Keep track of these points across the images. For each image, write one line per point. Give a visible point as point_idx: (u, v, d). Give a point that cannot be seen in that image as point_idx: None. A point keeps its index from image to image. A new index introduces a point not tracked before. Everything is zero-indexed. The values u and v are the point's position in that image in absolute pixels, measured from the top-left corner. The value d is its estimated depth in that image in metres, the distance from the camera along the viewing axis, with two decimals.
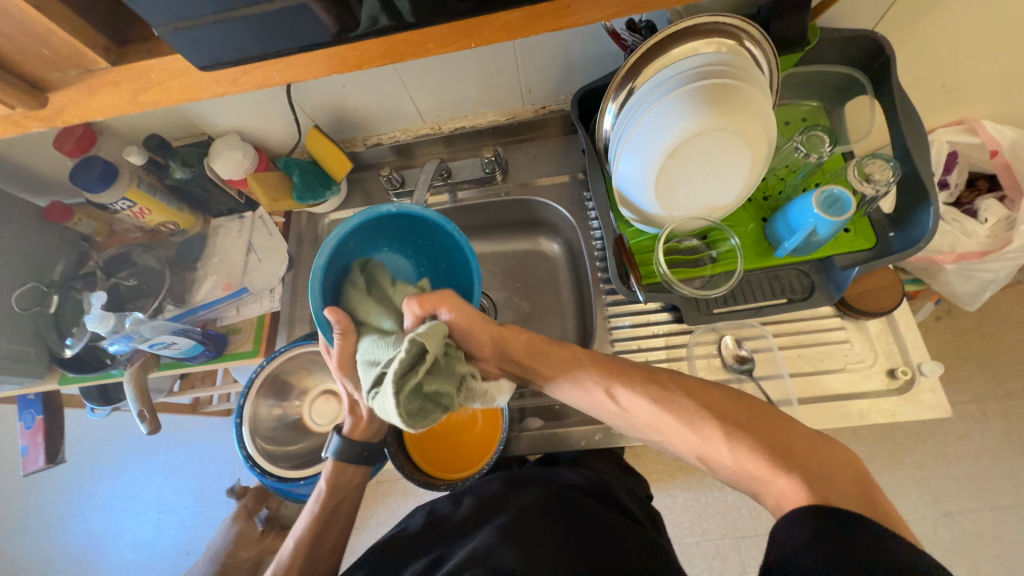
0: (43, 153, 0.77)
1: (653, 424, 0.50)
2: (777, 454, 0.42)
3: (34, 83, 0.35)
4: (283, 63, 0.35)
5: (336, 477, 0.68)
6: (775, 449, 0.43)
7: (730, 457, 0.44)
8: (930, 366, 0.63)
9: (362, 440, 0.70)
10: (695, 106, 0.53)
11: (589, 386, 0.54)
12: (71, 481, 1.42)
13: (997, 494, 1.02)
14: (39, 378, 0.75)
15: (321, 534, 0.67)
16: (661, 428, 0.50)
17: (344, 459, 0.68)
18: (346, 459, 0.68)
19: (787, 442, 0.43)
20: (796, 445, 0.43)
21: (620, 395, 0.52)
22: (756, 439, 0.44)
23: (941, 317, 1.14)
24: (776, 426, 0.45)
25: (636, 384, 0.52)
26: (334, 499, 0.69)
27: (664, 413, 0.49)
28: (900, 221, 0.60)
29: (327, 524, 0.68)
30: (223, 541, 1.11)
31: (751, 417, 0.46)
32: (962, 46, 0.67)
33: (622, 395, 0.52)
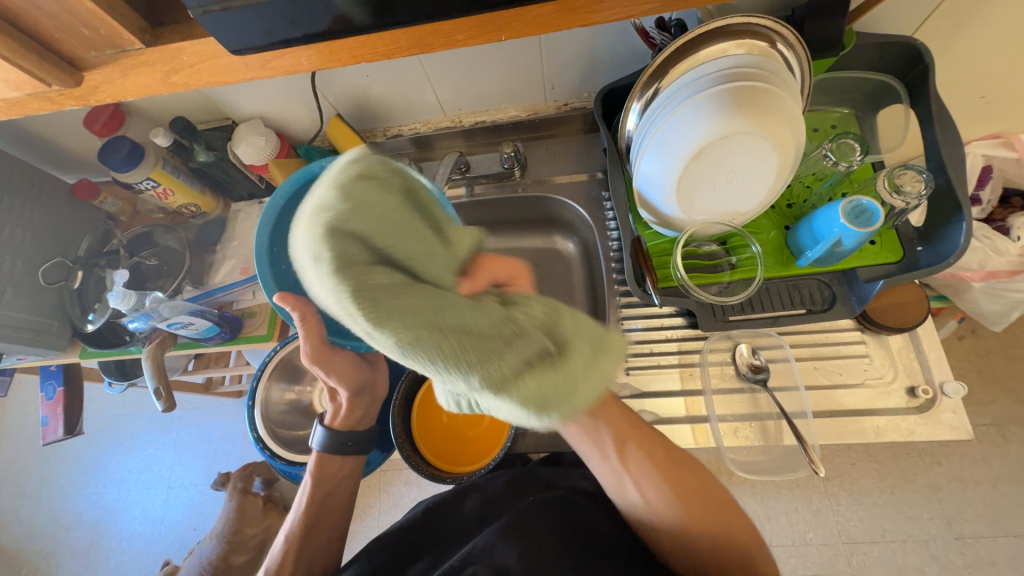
0: (73, 132, 0.78)
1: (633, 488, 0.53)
2: (734, 561, 0.49)
3: (70, 60, 0.36)
4: (313, 49, 0.35)
5: (323, 470, 0.64)
6: (735, 556, 0.49)
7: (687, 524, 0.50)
8: (953, 386, 0.61)
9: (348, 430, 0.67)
10: (722, 108, 0.51)
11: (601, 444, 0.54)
12: (87, 452, 1.46)
13: (1014, 521, 0.99)
14: (61, 350, 0.77)
15: (313, 532, 0.62)
16: (642, 484, 0.52)
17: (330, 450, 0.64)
18: (331, 451, 0.64)
19: (744, 547, 0.50)
20: (749, 552, 0.50)
21: (629, 455, 0.52)
22: (702, 525, 0.50)
23: (964, 336, 1.11)
24: (740, 531, 0.51)
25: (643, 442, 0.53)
26: (320, 494, 0.64)
27: (653, 479, 0.52)
28: (929, 235, 0.58)
29: (318, 521, 0.63)
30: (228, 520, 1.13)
31: (727, 516, 0.51)
32: (1005, 57, 0.64)
33: (631, 458, 0.52)
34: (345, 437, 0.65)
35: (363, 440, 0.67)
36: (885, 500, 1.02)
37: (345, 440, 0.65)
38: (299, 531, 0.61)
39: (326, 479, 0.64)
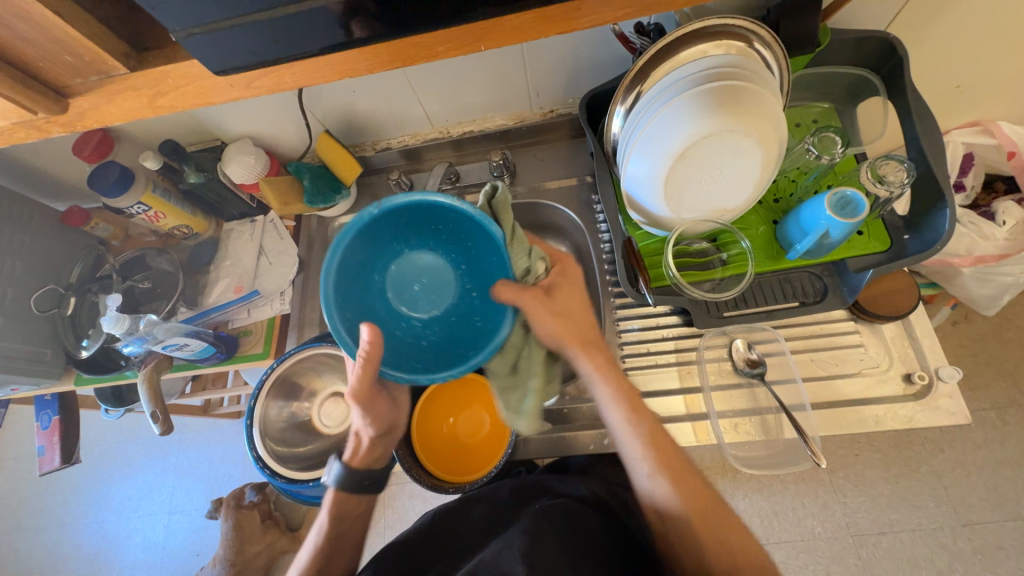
0: (62, 159, 0.78)
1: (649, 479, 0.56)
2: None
3: (56, 88, 0.36)
4: (296, 67, 0.36)
5: (339, 508, 0.62)
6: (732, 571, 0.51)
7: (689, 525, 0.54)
8: (948, 371, 0.62)
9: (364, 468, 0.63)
10: (704, 108, 0.52)
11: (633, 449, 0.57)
12: (85, 481, 1.44)
13: (1019, 505, 0.99)
14: (56, 378, 0.77)
15: (329, 567, 0.61)
16: (653, 471, 0.56)
17: (343, 487, 0.62)
18: (346, 488, 0.62)
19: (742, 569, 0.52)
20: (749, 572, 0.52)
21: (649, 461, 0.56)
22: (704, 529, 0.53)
23: (958, 322, 1.12)
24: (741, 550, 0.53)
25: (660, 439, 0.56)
26: (337, 529, 0.62)
27: (666, 471, 0.55)
28: (915, 223, 0.59)
29: (331, 557, 0.61)
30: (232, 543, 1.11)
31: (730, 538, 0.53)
32: (977, 46, 0.66)
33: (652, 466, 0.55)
34: (362, 476, 0.62)
35: (379, 478, 0.64)
36: (890, 490, 1.02)
37: (361, 478, 0.62)
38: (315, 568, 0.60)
39: (342, 517, 0.62)
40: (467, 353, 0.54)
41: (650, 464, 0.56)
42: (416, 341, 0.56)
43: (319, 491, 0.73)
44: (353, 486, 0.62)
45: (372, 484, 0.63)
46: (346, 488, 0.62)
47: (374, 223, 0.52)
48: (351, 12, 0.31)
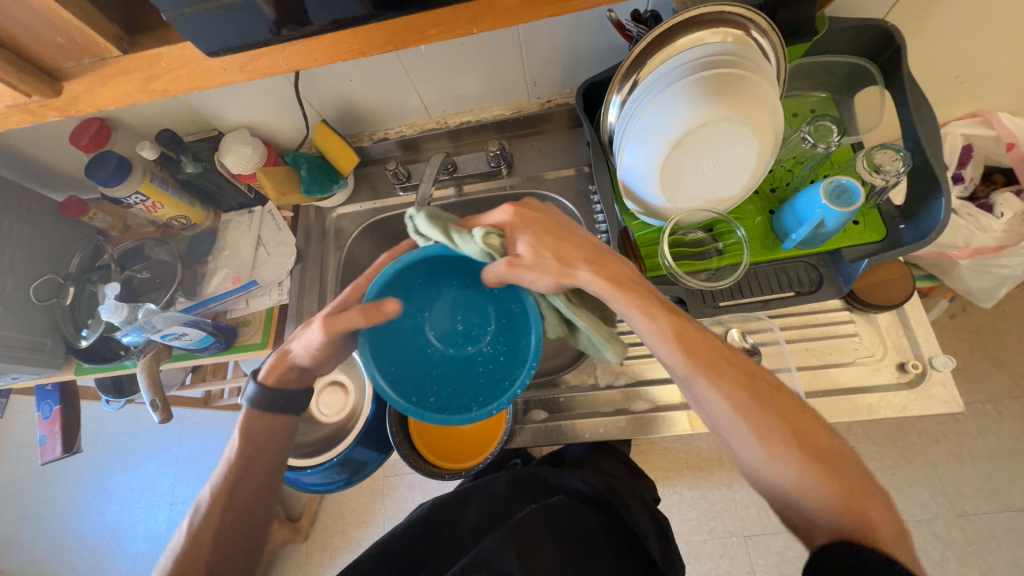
0: (61, 149, 0.79)
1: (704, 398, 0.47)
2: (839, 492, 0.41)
3: (50, 72, 0.36)
4: (289, 50, 0.36)
5: (248, 429, 0.60)
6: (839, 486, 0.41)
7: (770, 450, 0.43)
8: (941, 360, 0.62)
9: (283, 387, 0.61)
10: (700, 95, 0.52)
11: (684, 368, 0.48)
12: (87, 472, 1.45)
13: (1014, 496, 0.99)
14: (56, 368, 0.77)
15: (239, 489, 0.58)
16: (697, 377, 0.47)
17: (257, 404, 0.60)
18: (260, 405, 0.60)
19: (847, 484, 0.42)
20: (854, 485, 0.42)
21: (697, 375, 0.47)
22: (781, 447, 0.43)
23: (955, 314, 1.12)
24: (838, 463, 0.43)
25: (705, 350, 0.48)
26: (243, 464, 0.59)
27: (728, 388, 0.46)
28: (911, 213, 0.59)
29: (241, 480, 0.58)
30: None
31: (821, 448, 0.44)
32: (977, 35, 0.65)
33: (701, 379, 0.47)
34: (276, 394, 0.60)
35: (294, 402, 0.61)
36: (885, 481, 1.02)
37: (276, 397, 0.60)
38: (222, 492, 0.57)
39: (252, 439, 0.60)
40: (524, 339, 0.53)
41: (700, 379, 0.47)
42: (494, 360, 0.56)
43: (317, 478, 0.71)
44: (265, 404, 0.60)
45: (288, 405, 0.61)
46: (259, 404, 0.60)
47: (384, 329, 0.54)
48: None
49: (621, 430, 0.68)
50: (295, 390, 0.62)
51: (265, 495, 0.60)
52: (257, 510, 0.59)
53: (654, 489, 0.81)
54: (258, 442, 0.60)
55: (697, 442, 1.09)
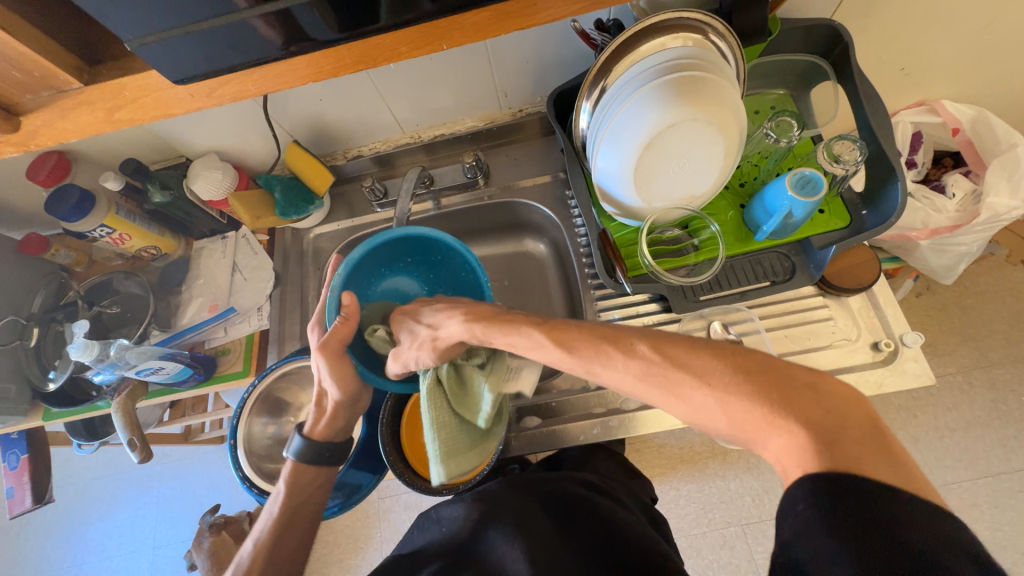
0: (17, 185, 0.75)
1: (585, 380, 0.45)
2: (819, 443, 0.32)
3: (7, 107, 0.35)
4: (257, 73, 0.36)
5: (295, 478, 0.60)
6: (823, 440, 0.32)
7: (670, 402, 0.38)
8: (911, 336, 0.65)
9: (325, 440, 0.61)
10: (666, 99, 0.54)
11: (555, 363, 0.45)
12: (60, 523, 1.37)
13: (989, 462, 1.04)
14: (22, 415, 0.73)
15: (280, 543, 0.58)
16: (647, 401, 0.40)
17: (303, 460, 0.60)
18: (306, 460, 0.60)
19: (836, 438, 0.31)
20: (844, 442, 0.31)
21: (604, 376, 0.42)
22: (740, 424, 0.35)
23: (921, 293, 1.18)
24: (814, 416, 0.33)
25: (566, 339, 0.45)
26: (281, 523, 0.59)
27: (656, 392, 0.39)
28: (871, 199, 0.62)
29: (279, 538, 0.59)
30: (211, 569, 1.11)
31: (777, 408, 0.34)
32: (918, 29, 0.69)
33: (605, 375, 0.42)
34: (324, 447, 0.61)
35: (340, 452, 0.62)
36: None
37: (323, 450, 0.61)
38: (262, 552, 0.58)
39: (297, 488, 0.60)
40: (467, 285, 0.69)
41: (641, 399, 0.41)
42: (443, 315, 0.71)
43: None
44: (316, 460, 0.60)
45: (333, 456, 0.62)
46: (310, 461, 0.60)
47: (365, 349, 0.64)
48: (299, 16, 0.32)
49: (612, 428, 0.69)
50: (338, 441, 0.62)
51: (304, 543, 0.60)
52: (296, 555, 0.59)
53: (651, 488, 0.81)
54: (297, 494, 0.60)
55: (690, 437, 1.11)
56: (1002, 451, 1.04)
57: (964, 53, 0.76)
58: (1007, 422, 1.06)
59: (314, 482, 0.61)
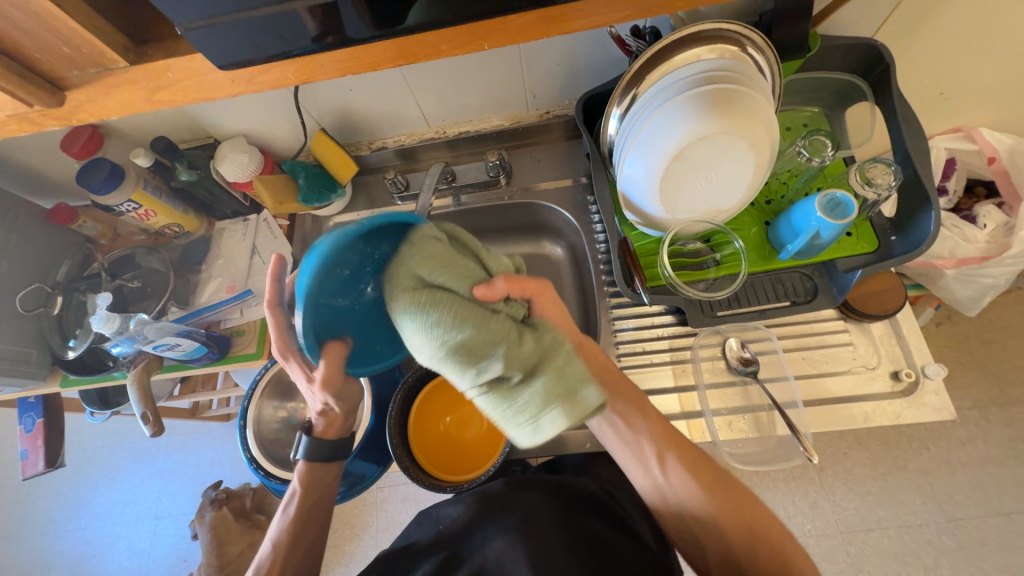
0: (50, 156, 0.77)
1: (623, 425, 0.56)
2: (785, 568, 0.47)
3: (53, 81, 0.36)
4: (297, 63, 0.36)
5: (308, 478, 0.62)
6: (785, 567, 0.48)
7: (677, 470, 0.53)
8: (934, 368, 0.63)
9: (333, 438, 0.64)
10: (698, 111, 0.53)
11: (641, 437, 0.56)
12: (68, 487, 1.40)
13: (1001, 501, 1.01)
14: (41, 380, 0.75)
15: (298, 541, 0.60)
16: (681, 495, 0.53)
17: (316, 458, 0.62)
18: (318, 458, 0.63)
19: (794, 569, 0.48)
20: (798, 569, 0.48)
21: (667, 459, 0.54)
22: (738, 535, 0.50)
23: (941, 323, 1.15)
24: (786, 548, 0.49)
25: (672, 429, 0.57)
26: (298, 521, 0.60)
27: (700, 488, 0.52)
28: (901, 225, 0.60)
29: (292, 535, 0.60)
30: (209, 543, 1.13)
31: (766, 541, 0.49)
32: (961, 54, 0.68)
33: (670, 460, 0.54)
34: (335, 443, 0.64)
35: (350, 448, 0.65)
36: (878, 488, 1.04)
37: (337, 446, 0.64)
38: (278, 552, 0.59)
39: (311, 486, 0.62)
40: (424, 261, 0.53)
41: (681, 489, 0.53)
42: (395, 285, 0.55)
43: None
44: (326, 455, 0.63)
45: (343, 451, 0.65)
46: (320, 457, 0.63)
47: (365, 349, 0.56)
48: (335, 11, 0.32)
49: None
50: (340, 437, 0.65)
51: (318, 540, 0.62)
52: (311, 552, 0.61)
53: None
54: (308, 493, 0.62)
55: None
56: (1016, 490, 1.02)
57: (1007, 81, 0.74)
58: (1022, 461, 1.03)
59: (327, 479, 0.64)
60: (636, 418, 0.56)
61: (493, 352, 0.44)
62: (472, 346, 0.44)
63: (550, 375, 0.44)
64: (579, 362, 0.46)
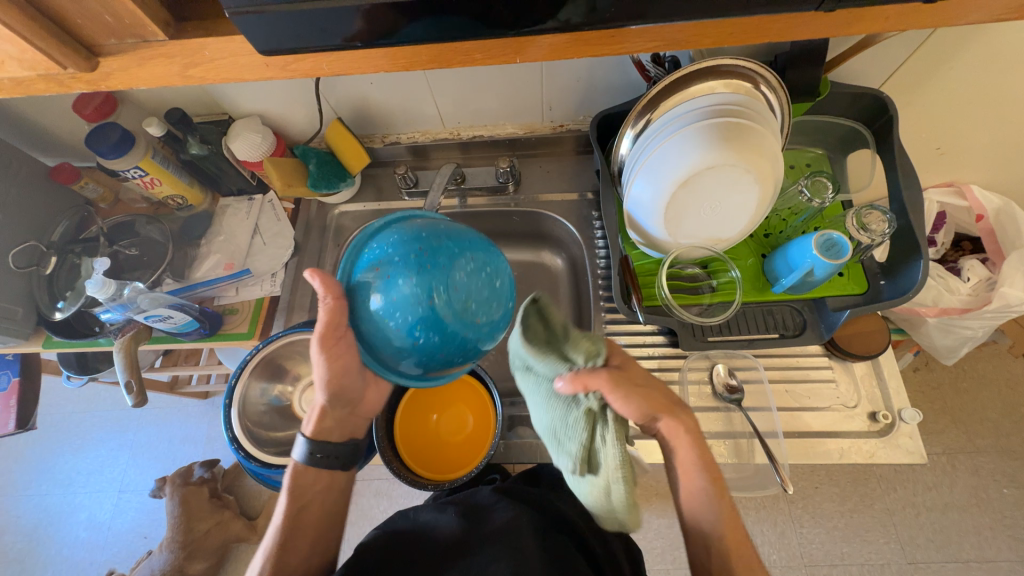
0: (60, 115, 0.76)
1: (692, 495, 0.53)
2: None
3: (88, 46, 0.37)
4: (334, 57, 0.37)
5: (302, 478, 0.56)
6: None
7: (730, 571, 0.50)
8: (909, 413, 0.65)
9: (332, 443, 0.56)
10: (709, 141, 0.55)
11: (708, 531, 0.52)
12: (33, 451, 1.37)
13: (961, 547, 1.04)
14: (23, 339, 0.73)
15: (297, 535, 0.53)
16: None
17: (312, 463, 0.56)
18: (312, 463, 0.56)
19: None
20: None
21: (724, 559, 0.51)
22: None
23: (919, 368, 1.19)
24: None
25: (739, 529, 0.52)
26: (298, 510, 0.54)
27: None
28: (891, 271, 0.63)
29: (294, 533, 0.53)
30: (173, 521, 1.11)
31: None
32: (960, 114, 0.71)
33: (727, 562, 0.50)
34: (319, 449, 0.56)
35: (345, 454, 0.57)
36: (844, 523, 1.06)
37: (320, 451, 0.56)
38: (273, 550, 0.52)
39: (307, 487, 0.56)
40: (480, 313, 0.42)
41: None
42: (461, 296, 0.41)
43: None
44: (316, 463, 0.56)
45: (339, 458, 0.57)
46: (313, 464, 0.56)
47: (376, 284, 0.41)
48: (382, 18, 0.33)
49: None
50: (338, 442, 0.57)
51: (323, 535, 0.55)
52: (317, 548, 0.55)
53: None
54: (313, 488, 0.56)
55: None
56: (975, 538, 1.04)
57: (1002, 143, 0.78)
58: (984, 510, 1.06)
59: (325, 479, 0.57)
60: (709, 490, 0.52)
61: (565, 439, 0.48)
62: (557, 428, 0.49)
63: (602, 485, 0.46)
64: (630, 491, 0.44)
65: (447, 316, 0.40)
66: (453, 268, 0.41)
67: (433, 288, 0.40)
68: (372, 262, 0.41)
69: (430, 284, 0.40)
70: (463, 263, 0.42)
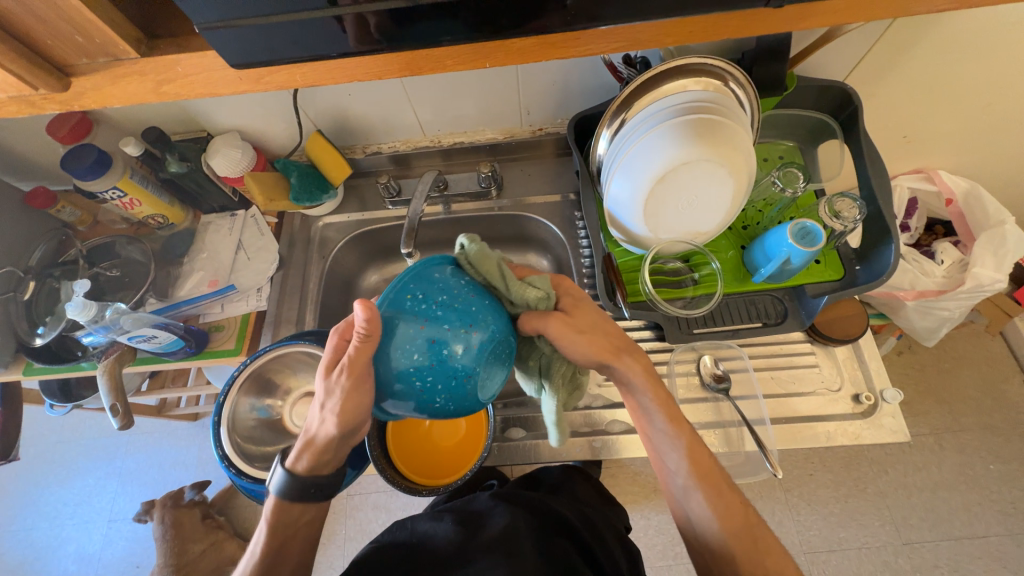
0: (34, 139, 0.76)
1: (651, 433, 0.54)
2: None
3: (60, 67, 0.37)
4: (306, 68, 0.37)
5: (282, 513, 0.53)
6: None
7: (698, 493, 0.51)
8: (891, 393, 0.67)
9: (316, 477, 0.52)
10: (683, 137, 0.56)
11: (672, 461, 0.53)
12: (16, 486, 1.33)
13: (952, 525, 1.06)
14: (2, 367, 0.72)
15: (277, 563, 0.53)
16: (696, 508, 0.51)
17: (290, 497, 0.52)
18: (290, 497, 0.52)
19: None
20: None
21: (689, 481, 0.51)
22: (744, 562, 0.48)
23: (902, 351, 1.21)
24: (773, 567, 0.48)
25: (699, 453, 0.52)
26: (278, 541, 0.52)
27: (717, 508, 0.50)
28: (865, 256, 0.64)
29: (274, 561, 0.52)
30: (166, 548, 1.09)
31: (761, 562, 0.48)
32: (921, 102, 0.74)
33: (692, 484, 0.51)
34: (307, 483, 0.52)
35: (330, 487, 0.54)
36: (839, 509, 1.08)
37: (309, 485, 0.52)
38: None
39: (284, 521, 0.53)
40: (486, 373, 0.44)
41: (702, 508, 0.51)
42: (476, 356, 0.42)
43: None
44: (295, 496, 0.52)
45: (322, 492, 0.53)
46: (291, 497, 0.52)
47: (404, 323, 0.41)
48: (350, 28, 0.34)
49: (597, 449, 0.70)
50: (328, 476, 0.53)
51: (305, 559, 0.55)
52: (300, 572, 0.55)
53: (625, 515, 0.82)
54: (295, 521, 0.53)
55: None
56: (965, 515, 1.07)
57: (964, 129, 0.81)
58: (972, 486, 1.08)
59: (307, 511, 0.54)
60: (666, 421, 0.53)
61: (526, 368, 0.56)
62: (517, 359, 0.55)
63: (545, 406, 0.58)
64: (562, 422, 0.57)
65: (457, 373, 0.41)
66: (476, 329, 0.41)
67: (455, 345, 0.40)
68: (412, 302, 0.41)
69: (450, 339, 0.40)
70: (484, 338, 0.42)
